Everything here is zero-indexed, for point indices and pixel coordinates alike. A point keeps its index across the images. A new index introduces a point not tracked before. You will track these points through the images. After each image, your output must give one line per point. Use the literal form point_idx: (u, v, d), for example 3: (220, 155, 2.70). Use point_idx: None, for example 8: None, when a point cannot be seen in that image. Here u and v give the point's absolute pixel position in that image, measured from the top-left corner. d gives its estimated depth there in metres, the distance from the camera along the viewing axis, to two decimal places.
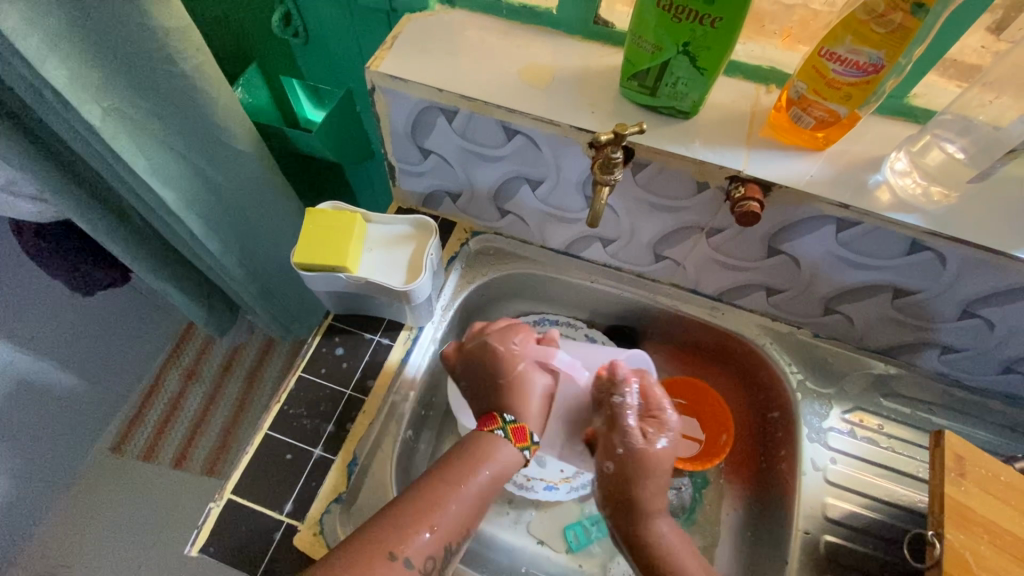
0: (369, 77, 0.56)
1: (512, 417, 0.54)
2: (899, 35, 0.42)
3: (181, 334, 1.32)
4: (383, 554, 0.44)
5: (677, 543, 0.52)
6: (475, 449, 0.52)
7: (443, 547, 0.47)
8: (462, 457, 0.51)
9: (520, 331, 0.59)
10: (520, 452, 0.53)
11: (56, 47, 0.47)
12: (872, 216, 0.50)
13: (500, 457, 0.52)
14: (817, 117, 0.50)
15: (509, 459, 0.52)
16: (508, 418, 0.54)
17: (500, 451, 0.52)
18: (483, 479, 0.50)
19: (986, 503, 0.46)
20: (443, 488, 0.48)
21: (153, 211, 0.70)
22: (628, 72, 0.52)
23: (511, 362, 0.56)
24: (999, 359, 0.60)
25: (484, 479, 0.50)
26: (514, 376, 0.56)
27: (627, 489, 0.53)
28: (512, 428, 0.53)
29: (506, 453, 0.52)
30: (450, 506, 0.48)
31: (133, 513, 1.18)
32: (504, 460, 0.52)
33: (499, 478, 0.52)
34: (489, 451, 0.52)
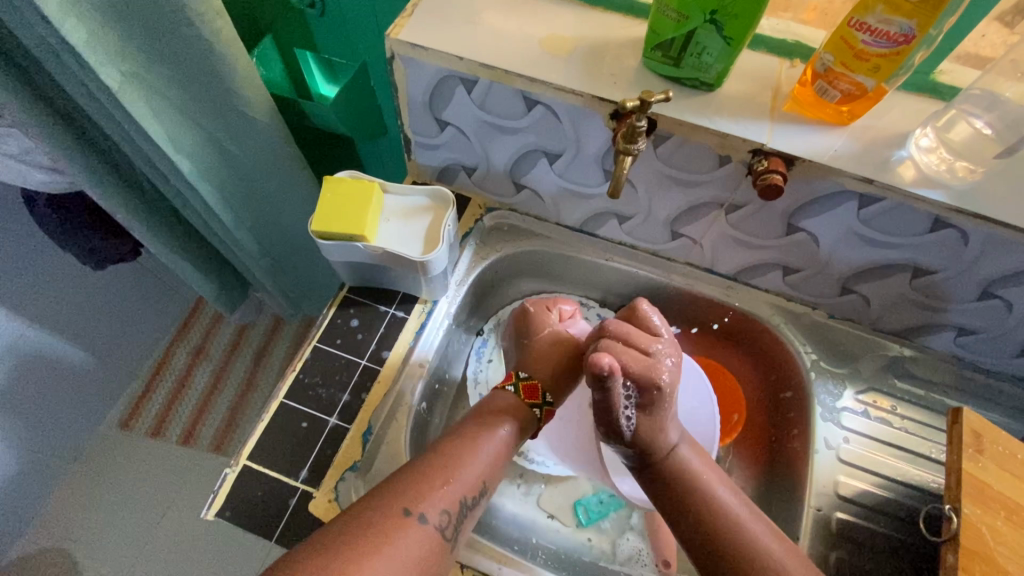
0: (389, 45, 0.55)
1: (525, 374, 0.58)
2: (932, 4, 0.41)
3: (190, 311, 1.36)
4: (399, 509, 0.44)
5: (703, 474, 0.51)
6: (491, 408, 0.54)
7: (460, 504, 0.47)
8: (478, 421, 0.53)
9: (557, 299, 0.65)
10: (531, 410, 0.56)
11: (76, 6, 0.47)
12: (896, 192, 0.49)
13: (514, 415, 0.54)
14: (843, 90, 0.49)
15: (521, 418, 0.54)
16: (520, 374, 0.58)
17: (515, 407, 0.55)
18: (502, 437, 0.52)
19: (1003, 480, 0.46)
20: (462, 448, 0.50)
21: (168, 181, 0.70)
22: (652, 42, 0.51)
23: (539, 315, 0.62)
24: (1015, 342, 0.60)
25: (503, 437, 0.52)
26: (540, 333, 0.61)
27: (644, 448, 0.51)
28: (523, 385, 0.57)
29: (518, 407, 0.55)
30: (467, 459, 0.49)
31: (142, 487, 1.20)
32: (518, 415, 0.54)
33: (516, 439, 0.54)
34: (505, 408, 0.55)
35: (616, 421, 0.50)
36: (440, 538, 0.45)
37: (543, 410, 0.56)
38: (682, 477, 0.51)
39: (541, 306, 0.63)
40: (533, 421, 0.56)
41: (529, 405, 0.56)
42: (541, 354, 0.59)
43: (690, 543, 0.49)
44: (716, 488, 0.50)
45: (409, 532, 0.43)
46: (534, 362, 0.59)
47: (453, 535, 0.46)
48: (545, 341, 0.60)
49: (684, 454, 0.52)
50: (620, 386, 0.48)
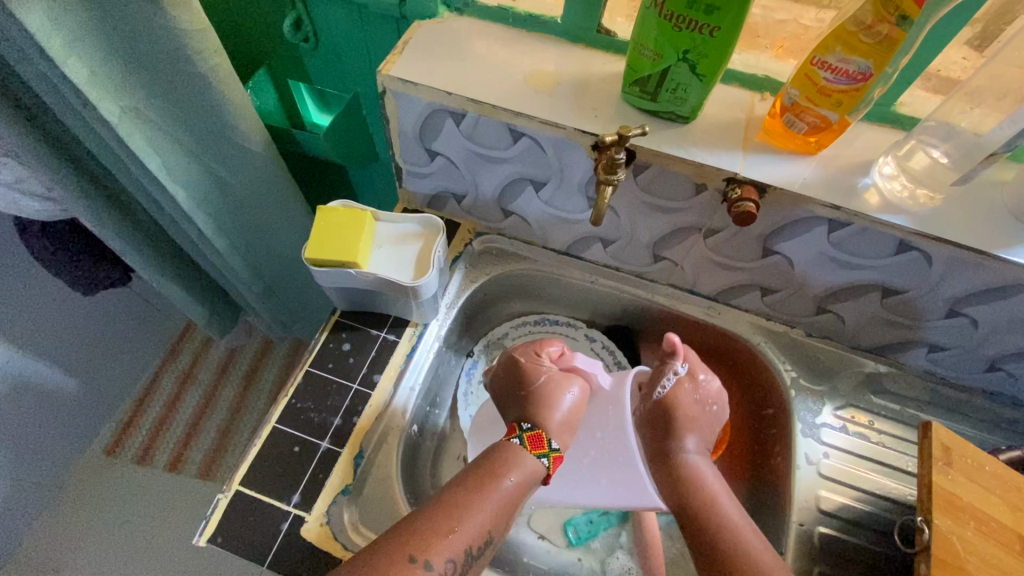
0: (380, 80, 0.58)
1: (528, 424, 0.54)
2: (886, 46, 0.45)
3: (180, 335, 1.36)
4: (405, 556, 0.43)
5: (715, 489, 0.54)
6: (496, 457, 0.52)
7: (466, 553, 0.46)
8: (484, 467, 0.50)
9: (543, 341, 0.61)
10: (539, 461, 0.53)
11: (79, 45, 0.49)
12: (862, 218, 0.52)
13: (522, 466, 0.51)
14: (809, 123, 0.52)
15: (528, 469, 0.52)
16: (524, 425, 0.54)
17: (522, 461, 0.51)
18: (510, 486, 0.50)
19: (972, 491, 0.48)
20: (468, 496, 0.48)
21: (162, 209, 0.71)
22: (630, 78, 0.54)
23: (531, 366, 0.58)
24: (983, 357, 0.63)
25: (510, 486, 0.50)
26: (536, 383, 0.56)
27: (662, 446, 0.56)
28: (529, 436, 0.53)
29: (523, 461, 0.51)
30: (473, 506, 0.47)
31: (128, 515, 1.18)
32: (528, 467, 0.52)
33: (525, 487, 0.51)
34: (512, 458, 0.51)
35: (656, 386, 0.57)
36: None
37: (550, 458, 0.53)
38: (688, 482, 0.54)
39: (532, 355, 0.59)
40: (542, 471, 0.53)
41: (537, 455, 0.53)
42: (543, 401, 0.55)
43: (697, 541, 0.51)
44: (723, 499, 0.53)
45: None
46: (541, 410, 0.55)
47: None
48: (541, 392, 0.56)
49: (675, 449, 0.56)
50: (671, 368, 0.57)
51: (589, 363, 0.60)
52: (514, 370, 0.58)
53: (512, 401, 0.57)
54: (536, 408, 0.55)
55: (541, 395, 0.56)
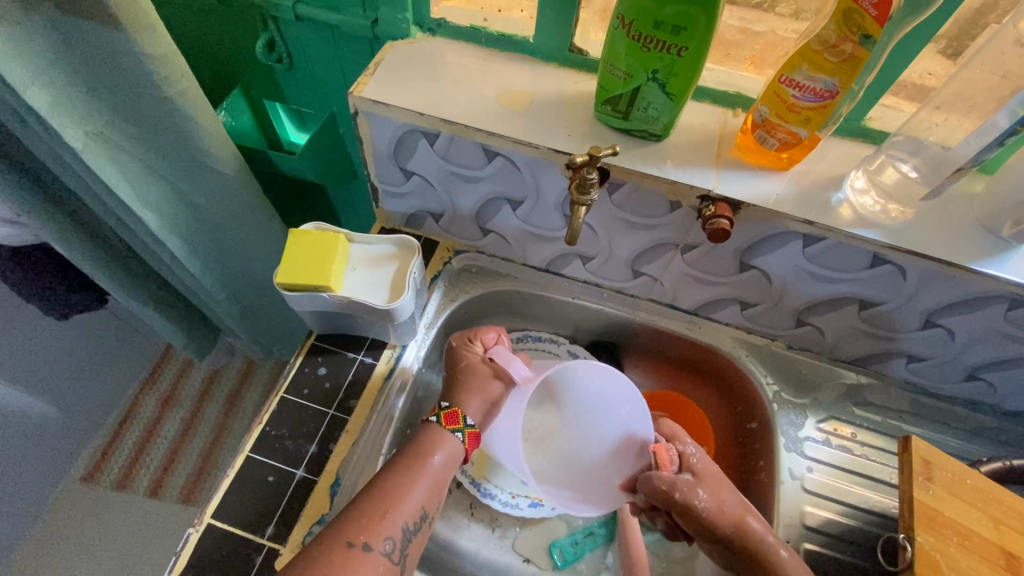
0: (352, 102, 0.57)
1: (446, 405, 0.58)
2: (851, 64, 0.45)
3: (159, 358, 1.34)
4: (342, 544, 0.46)
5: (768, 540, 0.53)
6: (422, 442, 0.55)
7: (403, 530, 0.49)
8: (413, 449, 0.54)
9: (481, 330, 0.64)
10: (454, 436, 0.56)
11: (40, 72, 0.48)
12: (835, 232, 0.52)
13: (446, 445, 0.55)
14: (780, 139, 0.52)
15: (451, 450, 0.55)
16: (444, 405, 0.58)
17: (445, 442, 0.55)
18: (437, 463, 0.54)
19: (954, 506, 0.48)
20: (401, 479, 0.51)
21: (133, 233, 0.70)
22: (602, 98, 0.54)
23: (462, 351, 0.62)
24: (962, 367, 0.63)
25: (436, 465, 0.53)
26: (461, 367, 0.61)
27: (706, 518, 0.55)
28: (445, 414, 0.57)
29: (448, 439, 0.55)
30: (405, 489, 0.50)
31: (106, 545, 1.15)
32: (449, 447, 0.55)
33: (450, 466, 0.55)
34: (434, 439, 0.55)
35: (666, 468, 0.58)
36: (388, 564, 0.47)
37: (465, 433, 0.56)
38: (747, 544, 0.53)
39: (464, 343, 0.63)
40: (460, 449, 0.56)
41: (453, 431, 0.56)
42: (464, 382, 0.60)
43: None
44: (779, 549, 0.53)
45: (359, 565, 0.45)
46: (462, 393, 0.59)
47: (401, 559, 0.48)
48: (461, 375, 0.60)
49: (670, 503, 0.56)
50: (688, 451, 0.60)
51: (508, 355, 0.60)
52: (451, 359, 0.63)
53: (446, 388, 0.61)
54: (458, 392, 0.59)
55: (464, 376, 0.60)
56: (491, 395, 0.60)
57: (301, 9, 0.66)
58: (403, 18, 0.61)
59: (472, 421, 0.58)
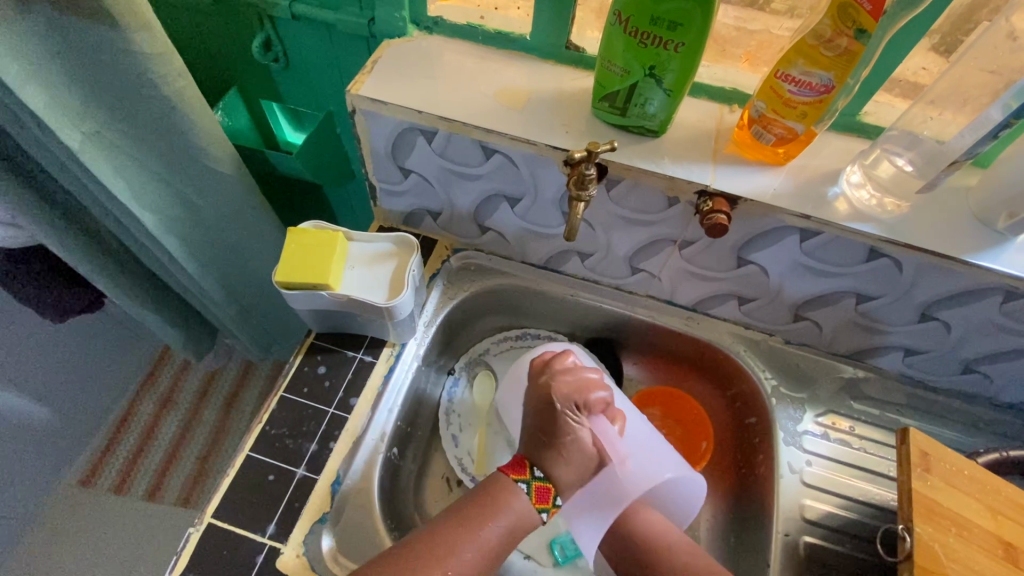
0: (350, 100, 0.58)
1: (540, 474, 0.54)
2: (846, 58, 0.45)
3: (155, 360, 1.31)
4: None
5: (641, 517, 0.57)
6: (487, 503, 0.53)
7: None
8: (474, 509, 0.52)
9: (580, 369, 0.59)
10: (520, 488, 0.54)
11: (36, 71, 0.48)
12: (832, 226, 0.53)
13: (507, 509, 0.52)
14: (777, 134, 0.53)
15: (526, 518, 0.53)
16: (535, 472, 0.55)
17: (514, 501, 0.53)
18: (495, 531, 0.51)
19: (951, 496, 0.48)
20: (452, 539, 0.50)
21: (130, 233, 0.69)
22: (599, 94, 0.54)
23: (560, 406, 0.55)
24: (958, 360, 0.63)
25: (496, 532, 0.52)
26: (563, 439, 0.54)
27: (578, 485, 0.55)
28: (536, 486, 0.54)
29: (518, 505, 0.53)
30: (460, 547, 0.50)
31: (104, 548, 1.14)
32: (515, 510, 0.53)
33: (512, 538, 0.53)
34: (505, 502, 0.53)
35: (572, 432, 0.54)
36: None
37: (531, 485, 0.54)
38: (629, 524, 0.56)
39: (565, 395, 0.56)
40: (536, 522, 0.54)
41: (539, 508, 0.54)
42: (558, 452, 0.54)
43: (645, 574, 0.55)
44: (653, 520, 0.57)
45: None
46: (556, 462, 0.54)
47: None
48: (563, 445, 0.54)
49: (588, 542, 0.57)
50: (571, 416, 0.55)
51: (606, 430, 0.57)
52: (546, 413, 0.56)
53: (533, 433, 0.56)
54: (552, 462, 0.54)
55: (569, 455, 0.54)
56: (586, 458, 0.54)
57: (297, 8, 0.66)
58: (401, 16, 0.62)
59: (540, 473, 0.55)
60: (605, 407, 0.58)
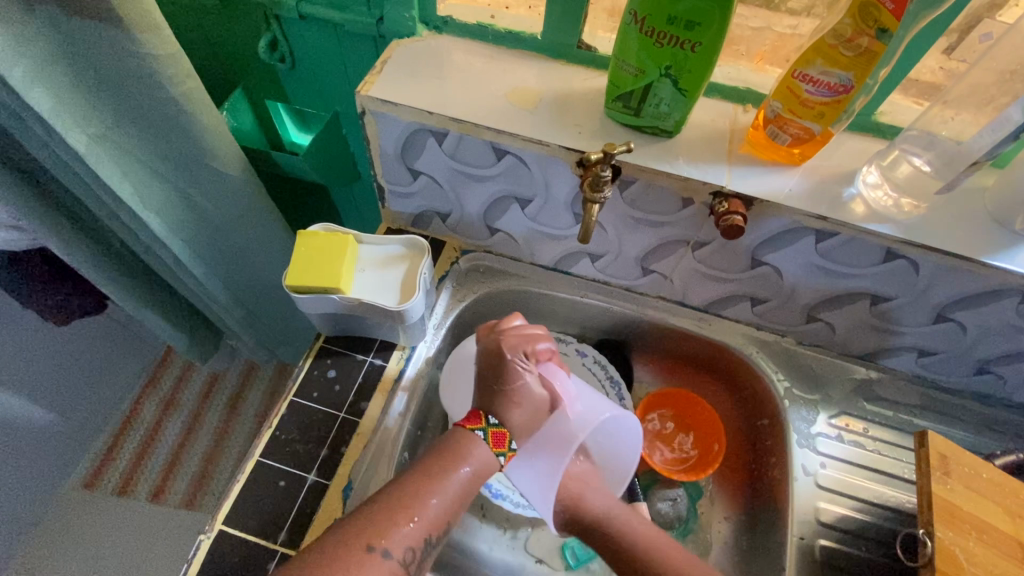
0: (359, 101, 0.57)
1: (495, 420, 0.52)
2: (866, 58, 0.45)
3: (159, 361, 1.33)
4: (362, 544, 0.43)
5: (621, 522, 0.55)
6: (453, 453, 0.50)
7: (423, 541, 0.46)
8: (439, 453, 0.50)
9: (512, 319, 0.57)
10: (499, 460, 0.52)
11: (44, 72, 0.47)
12: (848, 227, 0.52)
13: (475, 454, 0.50)
14: (793, 134, 0.52)
15: (485, 463, 0.51)
16: (491, 418, 0.52)
17: (474, 450, 0.51)
18: (465, 476, 0.49)
19: (971, 500, 0.48)
20: (425, 484, 0.48)
21: (135, 236, 0.69)
22: (613, 94, 0.54)
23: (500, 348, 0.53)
24: (973, 361, 0.63)
25: (466, 475, 0.50)
26: (507, 383, 0.52)
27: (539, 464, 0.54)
28: (493, 432, 0.52)
29: (481, 455, 0.51)
30: (426, 494, 0.47)
31: (109, 551, 1.14)
32: (480, 458, 0.50)
33: (479, 480, 0.51)
34: (466, 450, 0.50)
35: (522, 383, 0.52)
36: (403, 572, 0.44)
37: (486, 432, 0.52)
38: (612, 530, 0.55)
39: (506, 335, 0.54)
40: (496, 467, 0.52)
41: (496, 453, 0.52)
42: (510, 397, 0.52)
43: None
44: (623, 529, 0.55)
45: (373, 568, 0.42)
46: (509, 406, 0.52)
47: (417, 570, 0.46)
48: (510, 387, 0.52)
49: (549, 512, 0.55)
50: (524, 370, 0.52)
51: (555, 369, 0.55)
52: (493, 362, 0.53)
53: (481, 384, 0.54)
54: (504, 406, 0.52)
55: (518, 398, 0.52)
56: (538, 401, 0.53)
57: (304, 7, 0.65)
58: (410, 16, 0.61)
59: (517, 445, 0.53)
60: (552, 356, 0.56)
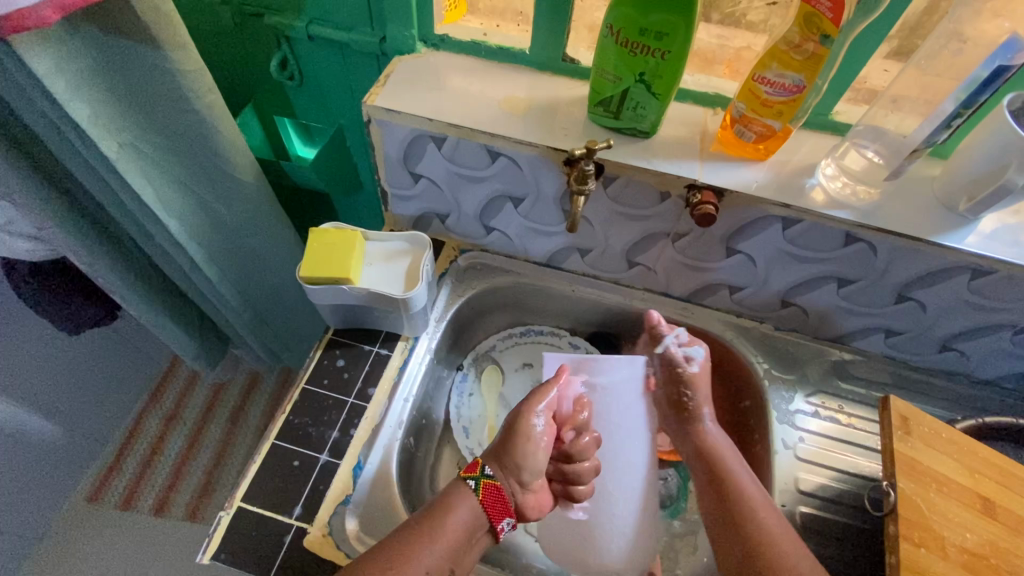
0: (366, 110, 0.63)
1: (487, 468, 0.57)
2: (814, 61, 0.51)
3: (163, 375, 1.36)
4: None
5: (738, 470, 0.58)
6: (440, 508, 0.52)
7: None
8: (432, 511, 0.52)
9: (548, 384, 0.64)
10: (467, 483, 0.55)
11: (83, 87, 0.53)
12: (810, 214, 0.58)
13: (466, 504, 0.53)
14: (757, 131, 0.58)
15: (473, 511, 0.53)
16: (485, 469, 0.56)
17: (465, 499, 0.54)
18: (454, 526, 0.51)
19: (931, 456, 0.53)
20: (415, 540, 0.49)
21: (154, 242, 0.73)
22: (595, 100, 0.60)
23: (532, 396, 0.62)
24: (936, 339, 0.68)
25: (451, 541, 0.50)
26: (514, 413, 0.61)
27: (647, 418, 0.62)
28: (484, 482, 0.55)
29: (466, 500, 0.53)
30: (413, 551, 0.48)
31: (112, 564, 1.15)
32: (470, 509, 0.53)
33: (467, 533, 0.52)
34: (452, 505, 0.53)
35: (540, 422, 0.60)
36: None
37: (479, 481, 0.55)
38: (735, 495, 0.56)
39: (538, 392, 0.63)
40: (485, 521, 0.54)
41: (467, 477, 0.56)
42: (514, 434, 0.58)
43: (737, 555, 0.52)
44: (706, 425, 0.64)
45: None
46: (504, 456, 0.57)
47: None
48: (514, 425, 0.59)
49: (705, 426, 0.63)
50: (549, 392, 0.63)
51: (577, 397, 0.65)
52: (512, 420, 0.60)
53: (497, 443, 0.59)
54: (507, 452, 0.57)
55: (517, 443, 0.58)
56: (543, 430, 0.60)
57: (313, 29, 0.71)
58: (410, 34, 0.67)
59: (491, 472, 0.56)
60: (578, 404, 0.64)
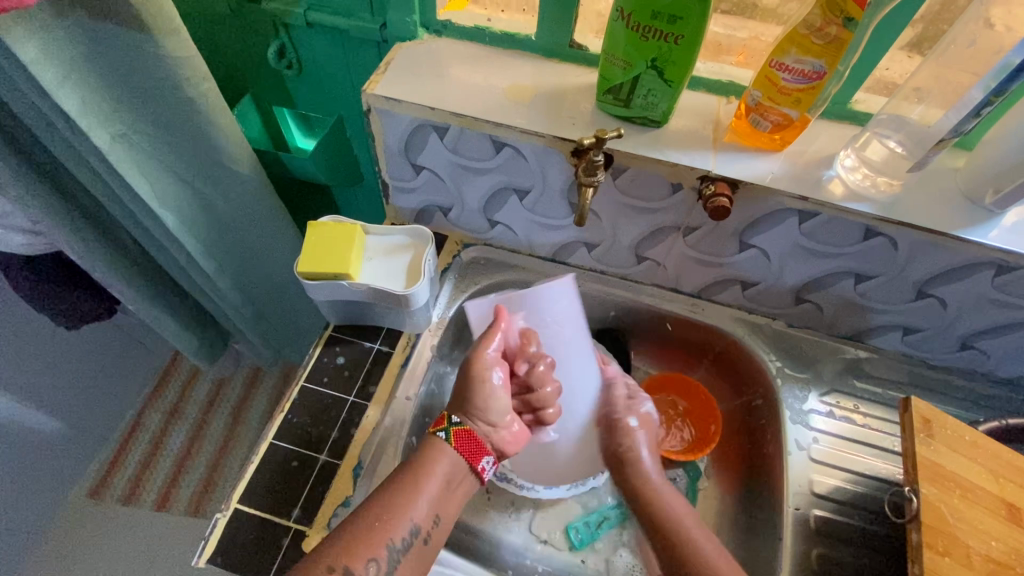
0: (365, 99, 0.60)
1: (457, 419, 0.55)
2: (836, 46, 0.49)
3: (165, 370, 1.34)
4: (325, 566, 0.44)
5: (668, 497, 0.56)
6: (421, 461, 0.52)
7: (389, 549, 0.47)
8: (412, 465, 0.52)
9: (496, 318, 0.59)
10: (438, 436, 0.54)
11: (72, 75, 0.51)
12: (828, 207, 0.55)
13: (444, 459, 0.53)
14: (773, 121, 0.55)
15: (456, 463, 0.53)
16: (452, 419, 0.54)
17: (444, 452, 0.53)
18: (438, 478, 0.51)
19: (954, 460, 0.50)
20: (401, 494, 0.49)
21: (150, 235, 0.71)
22: (604, 88, 0.57)
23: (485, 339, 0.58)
24: (956, 337, 0.66)
25: (432, 491, 0.51)
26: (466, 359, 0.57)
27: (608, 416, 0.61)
28: (455, 431, 0.54)
29: (442, 455, 0.53)
30: (400, 505, 0.49)
31: (114, 560, 1.14)
32: (450, 461, 0.53)
33: (451, 483, 0.53)
34: (434, 458, 0.52)
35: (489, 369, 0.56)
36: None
37: (450, 432, 0.54)
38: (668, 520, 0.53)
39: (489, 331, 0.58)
40: (467, 466, 0.54)
41: (438, 429, 0.54)
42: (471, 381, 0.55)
43: None
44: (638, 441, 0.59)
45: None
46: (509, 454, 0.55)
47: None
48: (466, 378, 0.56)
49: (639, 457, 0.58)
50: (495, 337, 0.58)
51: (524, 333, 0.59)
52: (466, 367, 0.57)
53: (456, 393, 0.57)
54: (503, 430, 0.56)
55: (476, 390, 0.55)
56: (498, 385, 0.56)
57: (312, 15, 0.69)
58: (412, 20, 0.65)
59: (459, 419, 0.55)
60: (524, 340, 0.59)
